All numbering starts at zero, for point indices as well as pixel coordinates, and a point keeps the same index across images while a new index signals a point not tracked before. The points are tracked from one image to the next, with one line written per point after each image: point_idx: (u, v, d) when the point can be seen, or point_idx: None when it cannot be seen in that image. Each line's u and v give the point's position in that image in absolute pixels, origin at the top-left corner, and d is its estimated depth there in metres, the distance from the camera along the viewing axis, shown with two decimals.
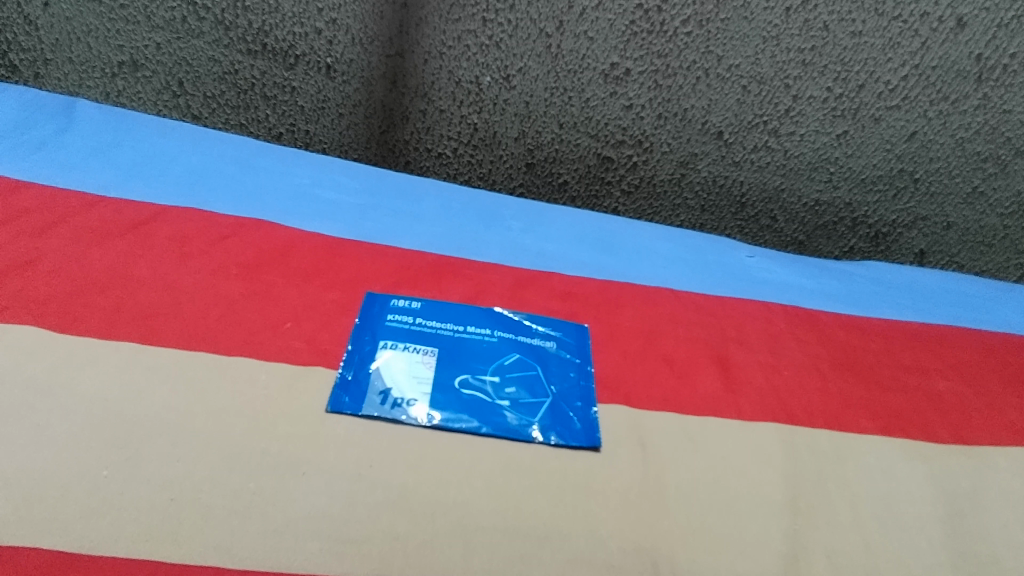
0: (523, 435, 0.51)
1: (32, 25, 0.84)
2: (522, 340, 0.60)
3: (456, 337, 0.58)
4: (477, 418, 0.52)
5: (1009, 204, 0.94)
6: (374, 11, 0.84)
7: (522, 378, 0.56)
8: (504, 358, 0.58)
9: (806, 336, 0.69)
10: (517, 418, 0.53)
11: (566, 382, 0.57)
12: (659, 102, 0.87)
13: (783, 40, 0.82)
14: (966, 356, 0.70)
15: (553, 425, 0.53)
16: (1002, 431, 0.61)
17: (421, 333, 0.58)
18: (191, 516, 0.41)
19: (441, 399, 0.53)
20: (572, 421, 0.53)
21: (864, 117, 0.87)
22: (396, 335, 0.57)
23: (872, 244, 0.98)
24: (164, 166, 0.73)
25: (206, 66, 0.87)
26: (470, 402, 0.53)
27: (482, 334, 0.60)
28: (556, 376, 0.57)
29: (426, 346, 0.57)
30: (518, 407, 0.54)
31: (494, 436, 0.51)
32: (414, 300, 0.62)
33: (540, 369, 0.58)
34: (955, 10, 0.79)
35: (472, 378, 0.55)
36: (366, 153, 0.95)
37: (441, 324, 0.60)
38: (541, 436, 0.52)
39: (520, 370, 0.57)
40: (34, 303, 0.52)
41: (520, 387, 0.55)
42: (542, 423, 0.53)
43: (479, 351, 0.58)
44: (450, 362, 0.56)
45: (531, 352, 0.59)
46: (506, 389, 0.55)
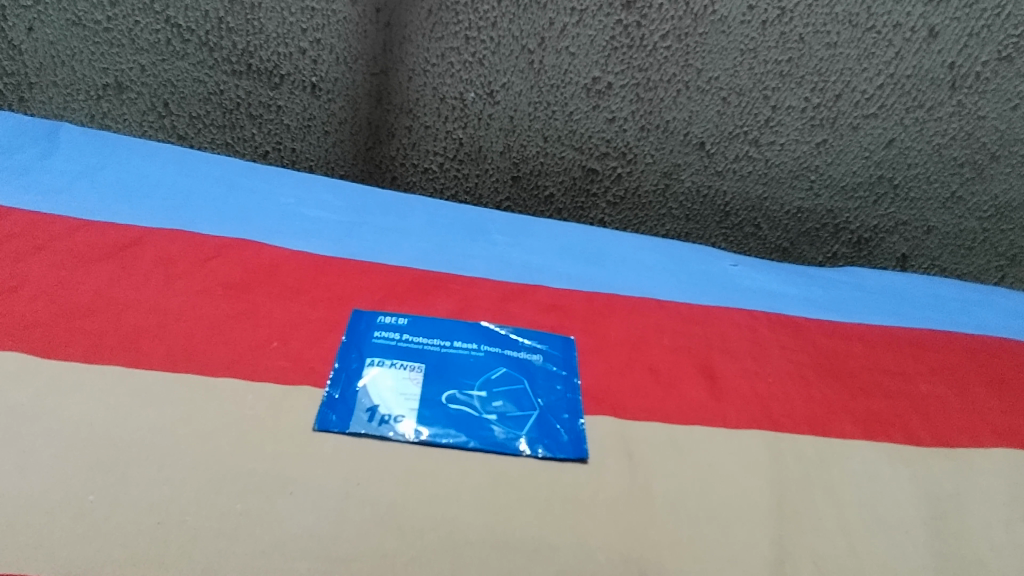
0: (511, 448, 0.52)
1: (16, 50, 0.85)
2: (508, 353, 0.61)
3: (442, 352, 0.59)
4: (465, 433, 0.52)
5: (987, 207, 0.95)
6: (358, 31, 0.85)
7: (508, 392, 0.57)
8: (491, 372, 0.58)
9: (790, 343, 0.70)
10: (505, 431, 0.53)
11: (552, 394, 0.58)
12: (642, 115, 0.88)
13: (761, 53, 0.83)
14: (948, 359, 0.71)
15: (540, 438, 0.53)
16: (984, 433, 0.62)
17: (408, 349, 0.59)
18: (177, 539, 0.41)
19: (429, 415, 0.53)
20: (559, 433, 0.54)
21: (843, 126, 0.88)
22: (383, 351, 0.58)
23: (855, 250, 0.99)
24: (149, 188, 0.73)
25: (192, 87, 0.88)
26: (458, 417, 0.53)
27: (468, 349, 0.60)
28: (543, 388, 0.58)
29: (412, 362, 0.57)
30: (505, 421, 0.54)
31: (481, 450, 0.51)
32: (401, 316, 0.63)
33: (527, 382, 0.58)
34: (927, 20, 0.81)
35: (459, 392, 0.55)
36: (352, 170, 0.95)
37: (428, 340, 0.60)
38: (529, 449, 0.52)
39: (506, 384, 0.57)
40: (19, 329, 0.52)
41: (506, 400, 0.56)
42: (529, 435, 0.53)
43: (465, 366, 0.58)
44: (437, 378, 0.56)
45: (518, 365, 0.60)
46: (493, 403, 0.55)
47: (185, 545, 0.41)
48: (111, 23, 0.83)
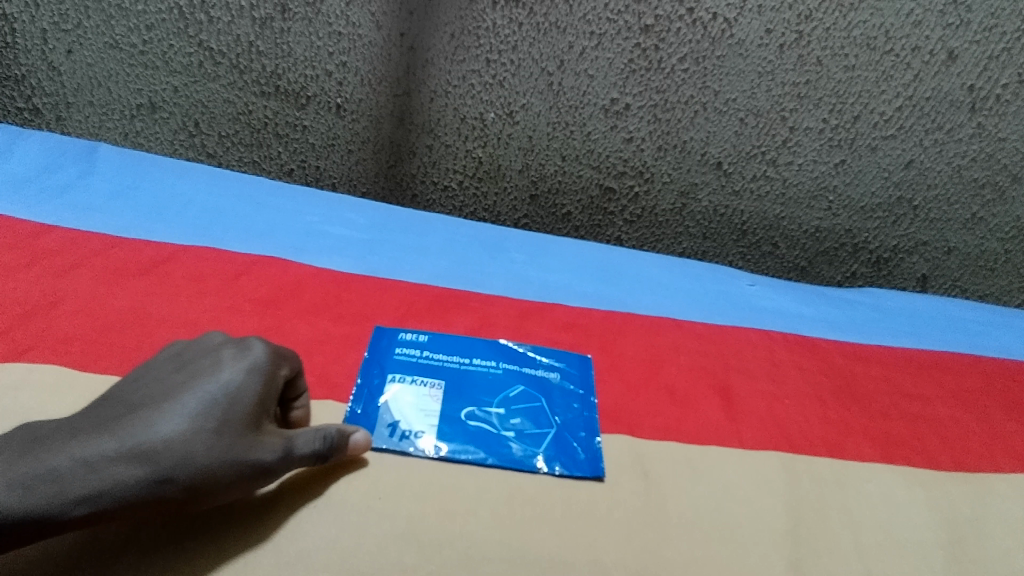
0: (528, 466, 0.53)
1: (56, 71, 0.89)
2: (526, 371, 0.62)
3: (462, 369, 0.60)
4: (483, 449, 0.53)
5: (1009, 229, 0.95)
6: (382, 54, 0.87)
7: (526, 410, 0.58)
8: (509, 389, 0.59)
9: (807, 365, 0.70)
10: (522, 448, 0.54)
11: (569, 412, 0.58)
12: (659, 135, 0.89)
13: (778, 75, 0.84)
14: (968, 382, 0.71)
15: (557, 455, 0.54)
16: (1004, 457, 0.62)
17: (428, 366, 0.60)
18: (202, 548, 0.43)
19: (448, 431, 0.54)
20: (576, 451, 0.55)
21: (861, 147, 0.89)
22: (404, 368, 0.59)
23: (873, 269, 1.00)
24: (181, 206, 0.76)
25: (221, 107, 0.91)
26: (476, 433, 0.54)
27: (487, 366, 0.61)
28: (560, 407, 0.59)
29: (432, 378, 0.59)
30: (523, 438, 0.55)
31: (499, 466, 0.52)
32: (422, 332, 0.64)
33: (544, 400, 0.59)
34: (945, 43, 0.81)
35: (478, 409, 0.56)
36: (374, 188, 0.98)
37: (448, 357, 0.61)
38: (545, 466, 0.53)
39: (524, 402, 0.58)
40: (58, 343, 0.54)
41: (524, 417, 0.57)
42: (546, 453, 0.54)
43: (484, 383, 0.59)
44: (456, 395, 0.57)
45: (536, 383, 0.61)
46: (511, 420, 0.56)
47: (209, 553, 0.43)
48: (145, 47, 0.87)
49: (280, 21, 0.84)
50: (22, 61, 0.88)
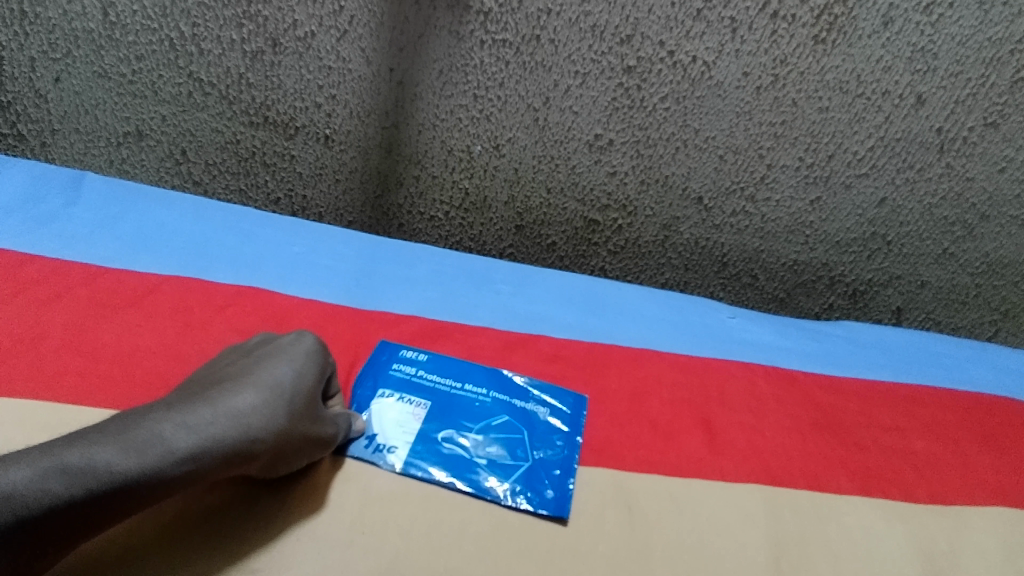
0: (491, 495, 0.53)
1: (43, 98, 0.90)
2: (515, 404, 0.62)
3: (451, 393, 0.62)
4: (452, 474, 0.54)
5: (979, 264, 0.98)
6: (371, 88, 0.88)
7: (506, 441, 0.58)
8: (493, 418, 0.60)
9: (787, 397, 0.71)
10: (491, 478, 0.55)
11: (549, 449, 0.58)
12: (642, 170, 0.91)
13: (755, 116, 0.86)
14: (942, 416, 0.72)
15: (524, 490, 0.54)
16: (978, 490, 0.63)
17: (418, 387, 0.62)
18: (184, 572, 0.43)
19: (421, 450, 0.56)
20: (545, 489, 0.54)
21: (836, 184, 0.91)
22: (395, 385, 0.61)
23: (850, 301, 1.03)
24: (167, 236, 0.76)
25: (209, 136, 0.92)
26: (449, 457, 0.56)
27: (477, 393, 0.62)
28: (540, 442, 0.59)
29: (420, 398, 0.60)
30: (494, 466, 0.56)
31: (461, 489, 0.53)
32: (421, 352, 0.66)
33: (525, 434, 0.60)
34: (915, 88, 0.83)
35: (456, 436, 0.58)
36: (361, 217, 0.99)
37: (440, 379, 0.63)
38: (509, 498, 0.53)
39: (506, 434, 0.59)
40: (41, 376, 0.54)
41: (501, 448, 0.58)
42: (513, 486, 0.54)
43: (470, 410, 0.60)
44: (439, 418, 0.59)
45: (521, 417, 0.61)
46: (487, 448, 0.57)
47: (201, 570, 0.44)
48: (134, 76, 0.88)
49: (271, 55, 0.85)
50: (9, 89, 0.89)
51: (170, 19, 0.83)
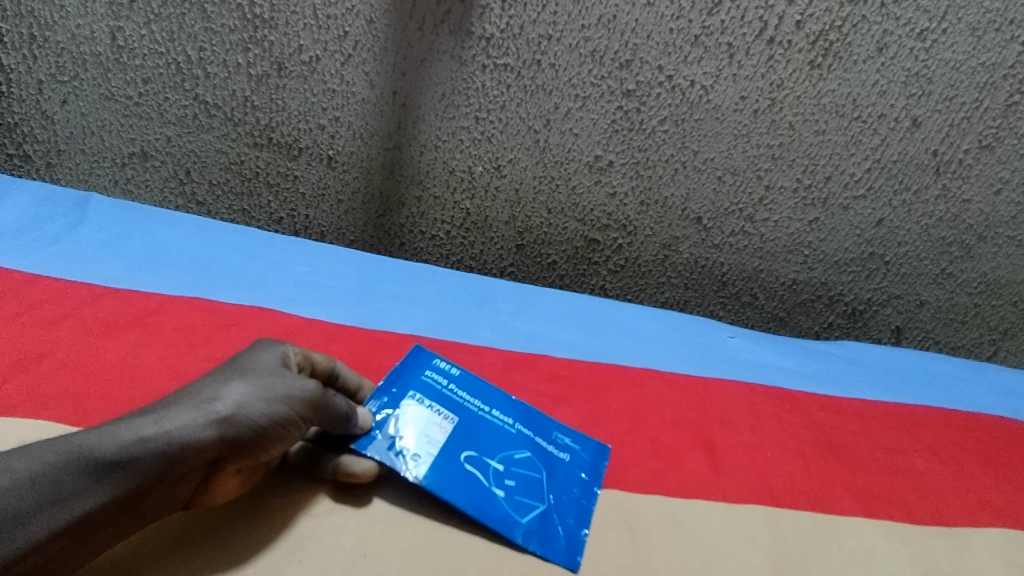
0: (504, 531, 0.51)
1: (49, 120, 0.91)
2: (537, 441, 0.61)
3: (477, 416, 0.60)
4: (468, 496, 0.52)
5: (978, 283, 0.98)
6: (374, 110, 0.89)
7: (525, 476, 0.57)
8: (515, 450, 0.58)
9: (788, 417, 0.71)
10: (507, 509, 0.53)
11: (566, 493, 0.56)
12: (641, 191, 0.93)
13: (753, 138, 0.87)
14: (943, 437, 0.72)
15: (536, 533, 0.52)
16: (979, 511, 0.63)
17: (448, 399, 0.61)
18: None
19: (442, 464, 0.54)
20: (557, 535, 0.53)
21: (834, 206, 0.92)
22: (425, 391, 0.60)
23: (849, 320, 1.03)
24: (172, 256, 0.76)
25: (214, 157, 0.93)
26: (468, 479, 0.54)
27: (503, 421, 0.61)
28: (560, 484, 0.57)
29: (449, 413, 0.59)
30: (510, 499, 0.54)
31: (474, 517, 0.51)
32: (454, 367, 0.65)
33: (545, 475, 0.58)
34: (910, 112, 0.84)
35: (477, 458, 0.56)
36: (363, 236, 1.00)
37: (470, 398, 0.62)
38: (521, 539, 0.51)
39: (526, 467, 0.57)
40: (45, 397, 0.54)
41: (520, 483, 0.56)
42: (527, 526, 0.52)
43: (495, 436, 0.59)
44: (463, 438, 0.57)
45: (543, 455, 0.59)
46: (506, 479, 0.55)
47: None
48: (140, 98, 0.89)
49: (276, 78, 0.86)
50: (16, 110, 0.90)
51: (177, 43, 0.84)
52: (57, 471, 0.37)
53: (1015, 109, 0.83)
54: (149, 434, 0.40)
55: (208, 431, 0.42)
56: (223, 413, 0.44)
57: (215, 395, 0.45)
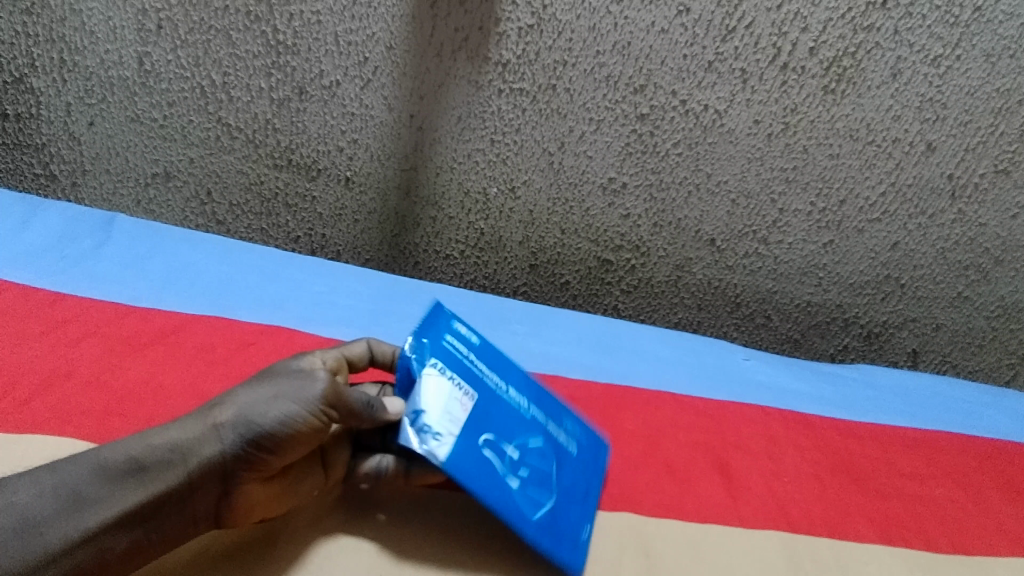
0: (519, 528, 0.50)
1: (76, 141, 0.93)
2: (548, 428, 0.59)
3: (494, 393, 0.57)
4: (487, 487, 0.49)
5: (995, 307, 0.98)
6: (392, 133, 0.90)
7: (538, 468, 0.55)
8: (529, 437, 0.56)
9: (804, 442, 0.71)
10: (520, 504, 0.51)
11: (570, 494, 0.56)
12: (655, 213, 0.93)
13: (767, 161, 0.88)
14: (963, 463, 0.72)
15: (545, 533, 0.51)
16: (1000, 540, 0.62)
17: (468, 370, 0.56)
18: None
19: (465, 450, 0.50)
20: (564, 535, 0.52)
21: (848, 228, 0.92)
22: (446, 358, 0.55)
23: (865, 343, 1.03)
24: (193, 275, 0.78)
25: (234, 177, 0.95)
26: (486, 465, 0.50)
27: (518, 403, 0.58)
28: (568, 480, 0.57)
29: (469, 387, 0.54)
30: (524, 494, 0.52)
31: (491, 510, 0.49)
32: (470, 333, 0.60)
33: (555, 467, 0.56)
34: (925, 136, 0.84)
35: (497, 444, 0.53)
36: (378, 255, 1.01)
37: (487, 371, 0.58)
38: (532, 539, 0.50)
39: (538, 458, 0.55)
40: (69, 415, 0.55)
41: (533, 474, 0.54)
42: (537, 524, 0.51)
43: (511, 418, 0.56)
44: (482, 417, 0.53)
45: (553, 446, 0.58)
46: (520, 471, 0.53)
47: None
48: (165, 121, 0.91)
49: (297, 102, 0.88)
50: (44, 131, 0.93)
51: (202, 69, 0.87)
52: (76, 479, 0.42)
53: None
54: (154, 443, 0.44)
55: (204, 439, 0.44)
56: (216, 420, 0.45)
57: (220, 401, 0.47)
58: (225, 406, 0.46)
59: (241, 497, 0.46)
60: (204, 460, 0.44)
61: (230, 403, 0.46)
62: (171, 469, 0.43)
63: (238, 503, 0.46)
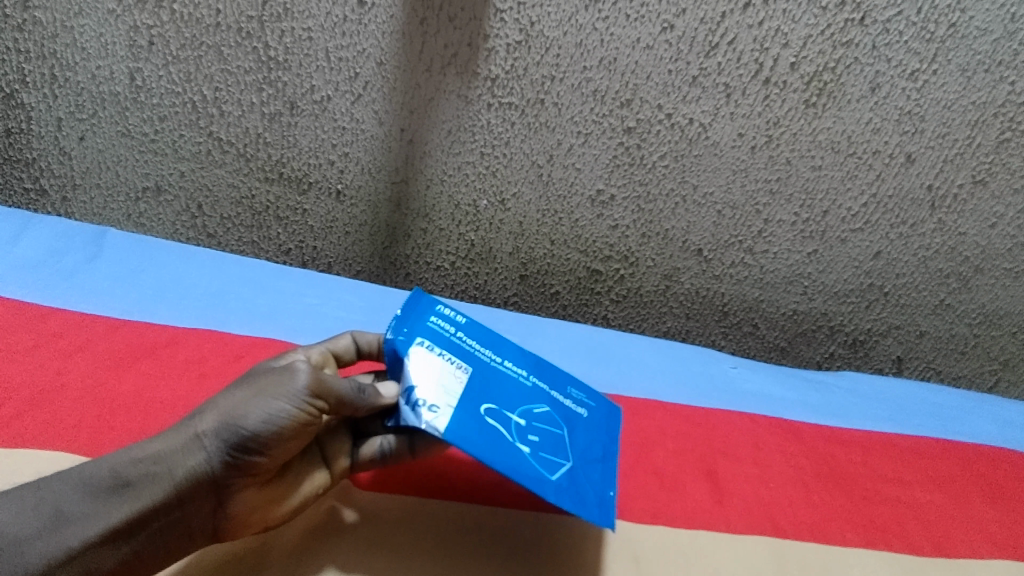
0: (540, 488, 0.49)
1: (67, 155, 0.94)
2: (553, 396, 0.59)
3: (490, 366, 0.57)
4: (496, 449, 0.49)
5: (976, 315, 0.99)
6: (382, 147, 0.91)
7: (546, 432, 0.54)
8: (534, 404, 0.56)
9: (790, 448, 0.72)
10: (536, 464, 0.50)
11: (585, 457, 0.55)
12: (643, 224, 0.95)
13: (751, 173, 0.89)
14: (946, 468, 0.73)
15: (567, 491, 0.50)
16: (982, 543, 0.63)
17: (458, 347, 0.57)
18: None
19: (465, 416, 0.50)
20: (587, 494, 0.52)
21: (832, 238, 0.94)
22: (433, 337, 0.56)
23: (850, 350, 1.05)
24: (185, 288, 0.78)
25: (226, 191, 0.96)
26: (490, 432, 0.50)
27: (518, 374, 0.59)
28: (583, 444, 0.57)
29: (461, 361, 0.55)
30: (537, 456, 0.51)
31: (505, 474, 0.48)
32: (459, 313, 0.61)
33: (566, 432, 0.56)
34: (904, 148, 0.86)
35: (498, 412, 0.53)
36: (370, 266, 1.02)
37: (480, 347, 0.59)
38: (556, 495, 0.49)
39: (547, 424, 0.55)
40: (62, 428, 0.55)
41: (544, 438, 0.53)
42: (558, 483, 0.50)
43: (510, 389, 0.56)
44: (480, 388, 0.54)
45: (561, 412, 0.58)
46: (530, 435, 0.53)
47: None
48: (156, 136, 0.92)
49: (288, 117, 0.89)
50: (35, 146, 0.93)
51: (194, 84, 0.88)
52: (61, 496, 0.44)
53: (1007, 146, 0.85)
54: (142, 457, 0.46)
55: (188, 449, 0.46)
56: (197, 429, 0.46)
57: (202, 411, 0.48)
58: (205, 415, 0.47)
59: (238, 504, 0.47)
60: (192, 470, 0.45)
61: (210, 412, 0.47)
62: (157, 481, 0.45)
63: (236, 512, 0.47)
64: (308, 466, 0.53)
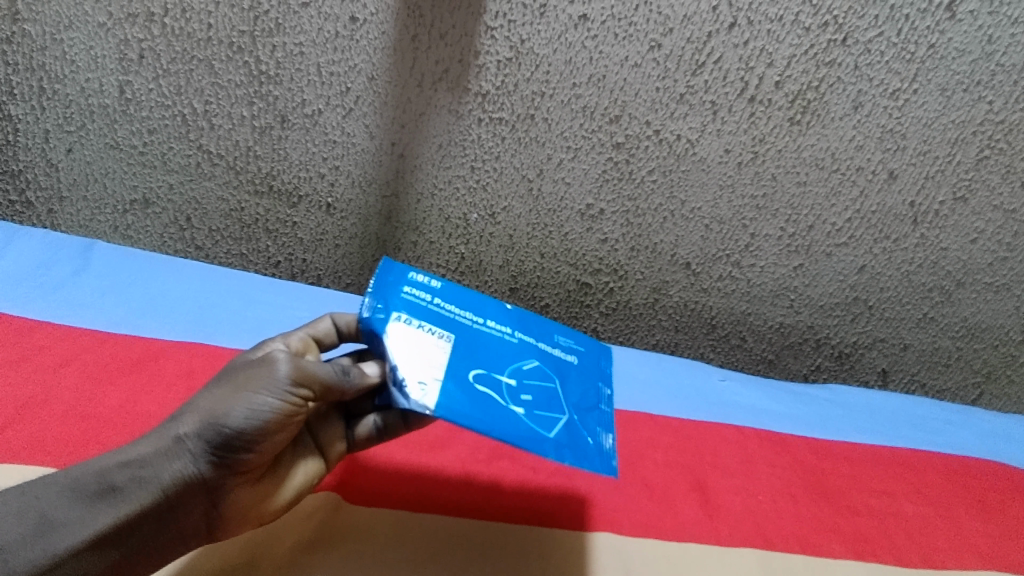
0: (539, 445, 0.49)
1: (54, 167, 0.93)
2: (539, 351, 0.60)
3: (473, 329, 0.57)
4: (492, 409, 0.49)
5: (959, 328, 1.01)
6: (373, 160, 0.92)
7: (538, 389, 0.55)
8: (521, 363, 0.57)
9: (778, 460, 0.73)
10: (532, 422, 0.50)
11: (578, 414, 0.56)
12: (632, 238, 0.95)
13: (738, 189, 0.91)
14: (930, 479, 0.74)
15: (567, 444, 0.51)
16: (967, 553, 0.64)
17: (438, 313, 0.56)
18: None
19: (456, 381, 0.50)
20: (586, 447, 0.52)
21: (817, 252, 0.95)
22: (410, 306, 0.55)
23: (837, 363, 1.06)
24: (173, 301, 0.78)
25: (215, 204, 0.95)
26: (481, 397, 0.50)
27: (502, 333, 0.59)
28: (575, 395, 0.58)
29: (443, 330, 0.55)
30: (532, 415, 0.51)
31: (502, 438, 0.48)
32: (433, 278, 0.61)
33: (557, 385, 0.57)
34: (886, 165, 0.88)
35: (487, 375, 0.53)
36: (360, 279, 1.02)
37: (459, 311, 0.58)
38: (557, 450, 0.49)
39: (537, 380, 0.56)
40: (46, 443, 0.55)
41: (536, 396, 0.54)
42: (557, 438, 0.51)
43: (497, 349, 0.57)
44: (466, 352, 0.54)
45: (550, 367, 0.59)
46: (522, 394, 0.53)
47: None
48: (145, 148, 0.92)
49: (279, 130, 0.89)
50: (21, 158, 0.92)
51: (184, 97, 0.88)
52: (44, 505, 0.43)
53: (986, 163, 0.87)
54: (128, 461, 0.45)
55: (172, 451, 0.45)
56: (179, 432, 0.46)
57: (185, 412, 0.47)
58: (187, 417, 0.46)
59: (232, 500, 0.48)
60: (182, 483, 0.45)
61: (192, 413, 0.47)
62: (143, 487, 0.44)
63: (227, 511, 0.48)
64: (301, 455, 0.53)
